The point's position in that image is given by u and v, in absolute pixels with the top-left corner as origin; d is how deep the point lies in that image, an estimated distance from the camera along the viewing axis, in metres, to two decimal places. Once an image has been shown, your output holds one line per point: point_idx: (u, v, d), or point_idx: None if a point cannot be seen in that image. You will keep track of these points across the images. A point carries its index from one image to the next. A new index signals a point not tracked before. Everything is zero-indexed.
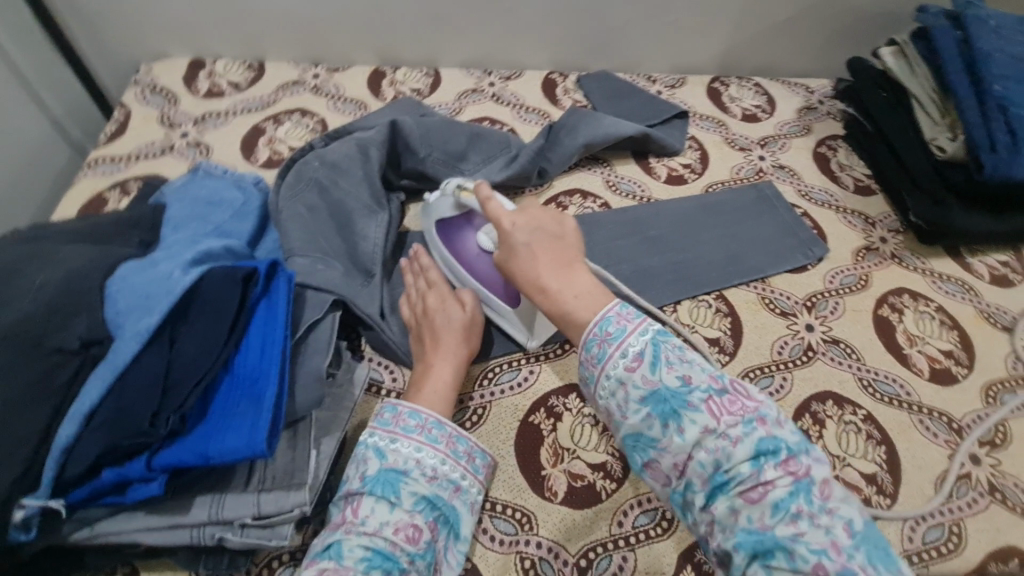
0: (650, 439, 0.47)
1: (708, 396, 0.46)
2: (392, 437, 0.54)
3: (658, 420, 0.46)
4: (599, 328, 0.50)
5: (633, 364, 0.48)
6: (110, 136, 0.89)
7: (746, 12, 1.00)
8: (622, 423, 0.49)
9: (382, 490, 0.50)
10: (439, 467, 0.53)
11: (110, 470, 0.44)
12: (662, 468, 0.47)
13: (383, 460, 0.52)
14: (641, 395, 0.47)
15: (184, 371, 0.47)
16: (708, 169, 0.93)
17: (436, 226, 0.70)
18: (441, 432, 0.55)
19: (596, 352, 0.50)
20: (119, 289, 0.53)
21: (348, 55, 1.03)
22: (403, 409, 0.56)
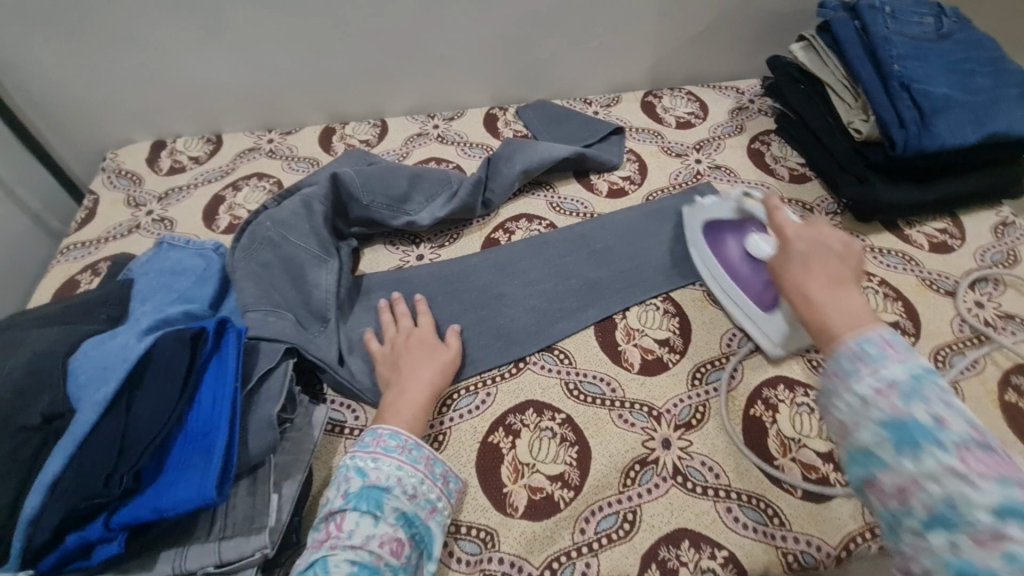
0: (874, 460, 0.38)
1: (964, 444, 0.35)
2: (373, 457, 0.56)
3: (891, 446, 0.37)
4: (856, 343, 0.42)
5: (885, 387, 0.39)
6: (80, 222, 0.94)
7: (666, 28, 1.06)
8: (848, 439, 0.40)
9: (366, 505, 0.52)
10: (419, 486, 0.55)
11: (73, 536, 0.47)
12: (883, 493, 0.37)
13: (365, 478, 0.54)
14: (879, 418, 0.38)
15: (138, 431, 0.50)
16: (647, 178, 0.97)
17: (706, 227, 0.79)
18: (420, 452, 0.58)
19: (846, 368, 0.41)
20: (80, 363, 0.57)
21: (299, 118, 1.09)
22: (383, 430, 0.58)
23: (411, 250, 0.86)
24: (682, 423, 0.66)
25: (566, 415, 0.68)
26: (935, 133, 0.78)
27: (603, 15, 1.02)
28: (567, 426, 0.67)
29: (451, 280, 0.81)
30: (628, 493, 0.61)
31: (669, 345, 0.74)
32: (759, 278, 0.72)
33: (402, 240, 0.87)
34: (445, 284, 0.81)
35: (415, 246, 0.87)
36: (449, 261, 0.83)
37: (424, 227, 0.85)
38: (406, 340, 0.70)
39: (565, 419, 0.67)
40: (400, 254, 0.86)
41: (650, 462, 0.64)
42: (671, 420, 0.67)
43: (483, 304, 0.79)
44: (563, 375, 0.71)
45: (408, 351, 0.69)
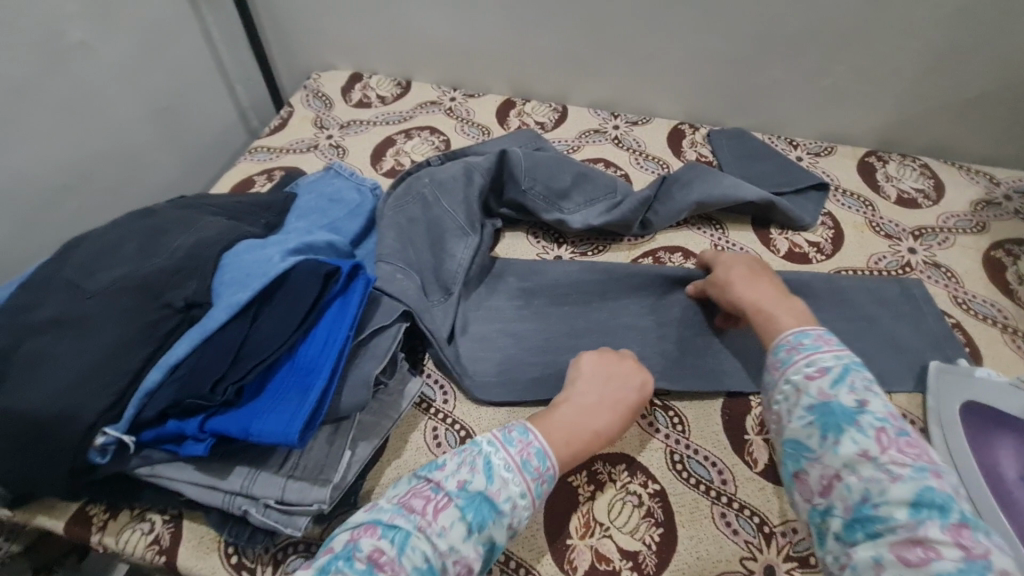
0: (806, 448, 0.46)
1: (897, 451, 0.43)
2: (511, 463, 0.49)
3: (818, 430, 0.46)
4: (795, 338, 0.53)
5: (812, 376, 0.49)
6: (272, 129, 1.02)
7: (923, 83, 0.88)
8: (787, 432, 0.48)
9: (472, 514, 0.46)
10: (521, 516, 0.48)
11: (174, 422, 0.49)
12: (808, 482, 0.45)
13: (490, 481, 0.48)
14: (812, 403, 0.47)
15: (254, 348, 0.52)
16: (840, 252, 0.82)
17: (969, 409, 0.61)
18: (545, 488, 0.50)
19: (783, 356, 0.52)
20: (230, 263, 0.61)
21: (485, 83, 1.09)
22: (533, 440, 0.51)
23: (552, 248, 0.81)
24: (797, 556, 0.55)
25: (660, 488, 0.59)
26: None
27: (849, 51, 0.87)
28: (657, 501, 0.58)
29: (581, 294, 0.75)
30: None
31: None
32: None
33: (546, 235, 0.83)
34: (574, 296, 0.75)
35: (557, 245, 0.82)
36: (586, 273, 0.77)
37: (572, 229, 0.80)
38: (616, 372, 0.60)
39: (657, 492, 0.59)
40: (539, 249, 0.81)
41: None
42: (783, 547, 0.55)
43: (607, 331, 0.71)
44: (671, 442, 0.63)
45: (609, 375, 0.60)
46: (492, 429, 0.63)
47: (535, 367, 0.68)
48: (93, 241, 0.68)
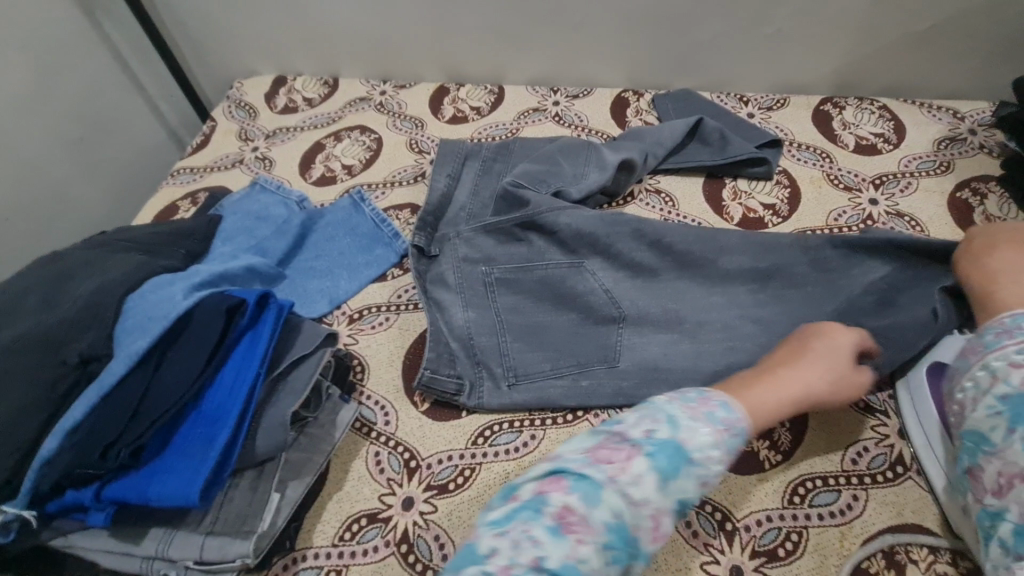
0: (986, 440, 0.45)
1: None
2: (694, 415, 0.46)
3: (1008, 424, 0.44)
4: (1009, 322, 0.48)
5: (1020, 364, 0.45)
6: (195, 148, 0.96)
7: (872, 19, 0.82)
8: (969, 421, 0.47)
9: (666, 461, 0.43)
10: (715, 470, 0.45)
11: (70, 493, 0.46)
12: (984, 479, 0.45)
13: (676, 429, 0.44)
14: (1006, 392, 0.45)
15: (152, 401, 0.48)
16: (797, 212, 0.77)
17: (932, 370, 0.57)
18: (737, 440, 0.46)
19: (989, 339, 0.48)
20: (133, 306, 0.56)
21: (415, 72, 1.02)
22: (713, 396, 0.48)
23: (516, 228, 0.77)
24: (763, 551, 0.52)
25: None
26: None
27: None
28: None
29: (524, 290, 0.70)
30: None
31: (771, 440, 0.58)
32: None
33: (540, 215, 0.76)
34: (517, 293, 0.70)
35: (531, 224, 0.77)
36: None
37: (573, 200, 0.74)
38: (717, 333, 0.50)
39: None
40: None
41: None
42: (747, 543, 0.53)
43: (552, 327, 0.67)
44: None
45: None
46: (437, 448, 0.60)
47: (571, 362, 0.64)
48: None
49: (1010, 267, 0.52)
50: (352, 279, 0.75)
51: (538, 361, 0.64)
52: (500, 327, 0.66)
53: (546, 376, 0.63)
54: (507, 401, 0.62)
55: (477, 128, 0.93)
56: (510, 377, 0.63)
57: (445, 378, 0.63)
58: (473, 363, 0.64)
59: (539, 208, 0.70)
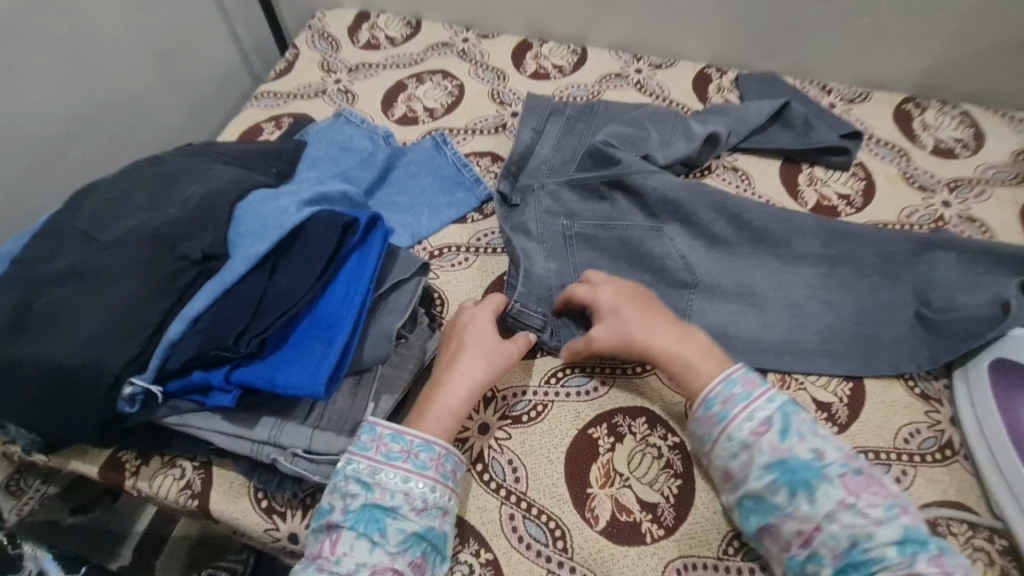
0: (772, 504, 0.51)
1: (840, 471, 0.50)
2: (374, 467, 0.49)
3: (785, 487, 0.50)
4: (705, 407, 0.55)
5: (756, 431, 0.53)
6: (278, 73, 0.98)
7: (972, 22, 0.82)
8: (744, 490, 0.52)
9: (364, 527, 0.48)
10: (427, 496, 0.49)
11: (198, 373, 0.49)
12: (782, 534, 0.50)
13: (368, 493, 0.49)
14: (767, 461, 0.51)
15: (275, 300, 0.51)
16: (871, 205, 0.79)
17: (998, 367, 0.60)
18: (428, 456, 0.51)
19: (718, 409, 0.55)
20: (245, 213, 0.59)
21: (499, 23, 1.02)
22: (383, 431, 0.51)
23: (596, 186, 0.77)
24: None
25: (679, 441, 0.60)
26: None
27: None
28: (677, 452, 0.59)
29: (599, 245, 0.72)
30: (725, 562, 0.54)
31: (829, 412, 0.62)
32: None
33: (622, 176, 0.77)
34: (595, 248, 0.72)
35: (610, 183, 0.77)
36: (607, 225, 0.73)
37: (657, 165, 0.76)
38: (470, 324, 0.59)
39: (677, 444, 0.60)
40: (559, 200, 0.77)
41: None
42: None
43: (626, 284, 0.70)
44: None
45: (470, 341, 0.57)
46: (513, 381, 0.64)
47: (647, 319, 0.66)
48: (103, 190, 0.66)
49: (665, 339, 0.59)
50: (433, 217, 0.77)
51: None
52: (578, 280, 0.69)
53: None
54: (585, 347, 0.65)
55: (558, 87, 0.94)
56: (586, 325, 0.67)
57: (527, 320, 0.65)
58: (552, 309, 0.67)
59: (630, 169, 0.72)
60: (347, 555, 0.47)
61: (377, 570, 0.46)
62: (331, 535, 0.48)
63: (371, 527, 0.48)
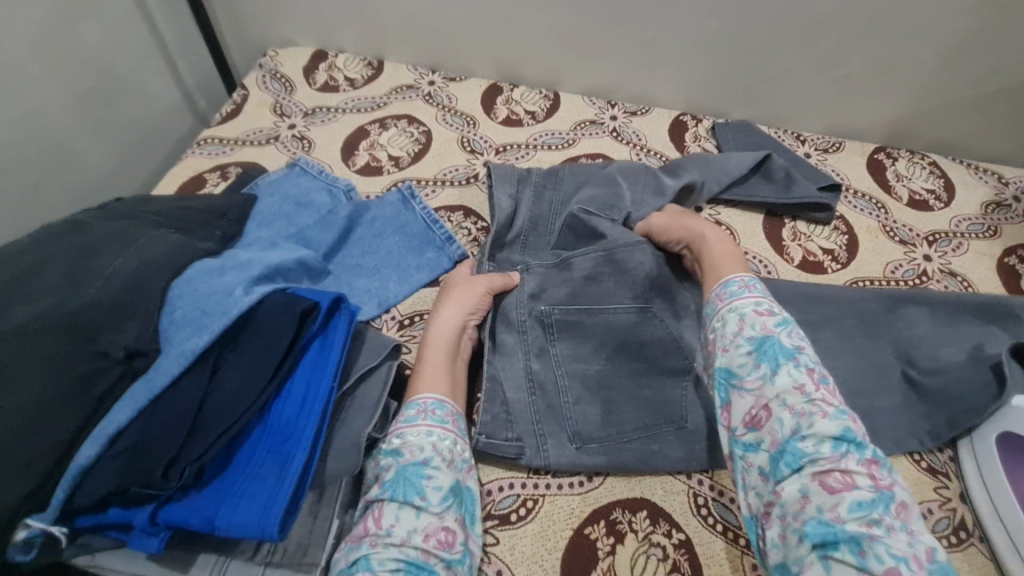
0: (737, 377, 0.52)
1: (810, 369, 0.51)
2: (398, 434, 0.50)
3: (755, 360, 0.52)
4: (723, 290, 0.58)
5: (756, 311, 0.54)
6: (224, 116, 0.89)
7: (940, 77, 0.83)
8: (718, 360, 0.54)
9: (404, 493, 0.47)
10: (454, 448, 0.51)
11: (117, 509, 0.40)
12: (735, 411, 0.52)
13: (399, 459, 0.49)
14: (753, 335, 0.53)
15: (216, 411, 0.42)
16: (856, 261, 0.77)
17: (1006, 441, 0.57)
18: (443, 412, 0.52)
19: (732, 293, 0.57)
20: (181, 294, 0.50)
21: (467, 66, 0.98)
22: (398, 409, 0.53)
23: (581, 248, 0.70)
24: None
25: (685, 537, 0.54)
26: None
27: (869, 41, 0.80)
28: (683, 552, 0.53)
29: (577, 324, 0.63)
30: None
31: None
32: None
33: None
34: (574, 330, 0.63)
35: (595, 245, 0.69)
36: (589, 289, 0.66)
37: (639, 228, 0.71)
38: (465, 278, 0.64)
39: (683, 541, 0.54)
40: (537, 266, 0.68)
41: None
42: None
43: None
44: (693, 483, 0.58)
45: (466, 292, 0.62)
46: (498, 474, 0.57)
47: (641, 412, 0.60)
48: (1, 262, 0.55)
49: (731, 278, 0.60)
50: (403, 281, 0.70)
51: (603, 420, 0.59)
52: (561, 384, 0.61)
53: (615, 440, 0.58)
54: (576, 464, 0.57)
55: (531, 134, 0.90)
56: (577, 436, 0.58)
57: (502, 442, 0.57)
58: (534, 421, 0.59)
59: (617, 242, 0.66)
60: (395, 526, 0.45)
61: (429, 534, 0.45)
62: (372, 512, 0.47)
63: (411, 492, 0.47)
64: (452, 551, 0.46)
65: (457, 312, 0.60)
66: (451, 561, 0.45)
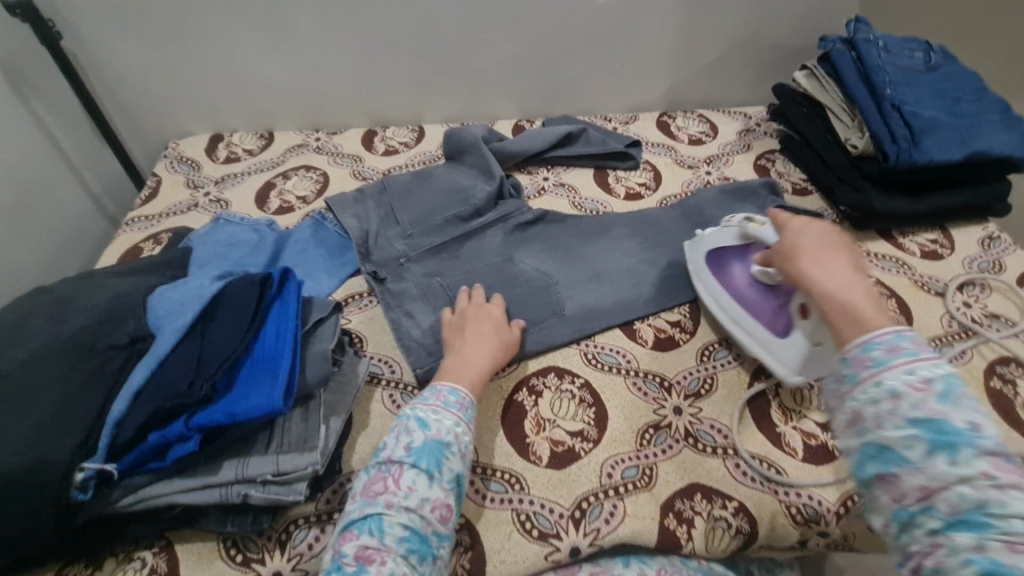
0: (900, 456, 0.43)
1: (988, 453, 0.41)
2: (435, 411, 0.60)
3: (927, 443, 0.42)
4: (862, 348, 0.48)
5: (915, 384, 0.45)
6: (144, 199, 1.03)
7: (682, 55, 1.17)
8: (872, 435, 0.45)
9: (425, 462, 0.56)
10: (471, 445, 0.60)
11: (154, 434, 0.53)
12: (901, 489, 0.43)
13: (427, 432, 0.58)
14: (912, 416, 0.44)
15: (214, 353, 0.57)
16: (661, 185, 1.06)
17: (710, 255, 0.81)
18: (473, 413, 0.62)
19: (877, 355, 0.47)
20: (158, 300, 0.64)
21: (344, 120, 1.20)
22: (443, 388, 0.63)
23: (453, 230, 0.92)
24: (691, 392, 0.73)
25: (584, 380, 0.75)
26: (925, 150, 0.86)
27: (626, 41, 1.13)
28: (585, 389, 0.74)
29: (454, 267, 0.87)
30: (644, 451, 0.67)
31: (680, 326, 0.81)
32: (770, 301, 0.72)
33: (466, 213, 0.94)
34: (455, 272, 0.87)
35: (462, 224, 0.93)
36: (462, 243, 0.91)
37: (486, 207, 0.96)
38: (476, 314, 0.75)
39: (583, 382, 0.74)
40: (416, 249, 0.89)
41: (664, 426, 0.70)
42: (680, 390, 0.74)
43: (512, 282, 0.85)
44: (583, 346, 0.79)
45: (477, 323, 0.74)
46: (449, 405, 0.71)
47: (529, 312, 0.81)
48: None
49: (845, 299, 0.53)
50: (333, 278, 0.88)
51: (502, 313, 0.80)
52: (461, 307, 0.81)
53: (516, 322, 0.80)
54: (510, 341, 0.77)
55: (409, 157, 1.13)
56: None
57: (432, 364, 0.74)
58: None
59: (475, 227, 0.93)
60: (411, 489, 0.54)
61: (435, 506, 0.54)
62: (393, 473, 0.55)
63: (432, 461, 0.56)
64: (446, 528, 0.54)
65: (466, 338, 0.71)
66: (443, 535, 0.54)
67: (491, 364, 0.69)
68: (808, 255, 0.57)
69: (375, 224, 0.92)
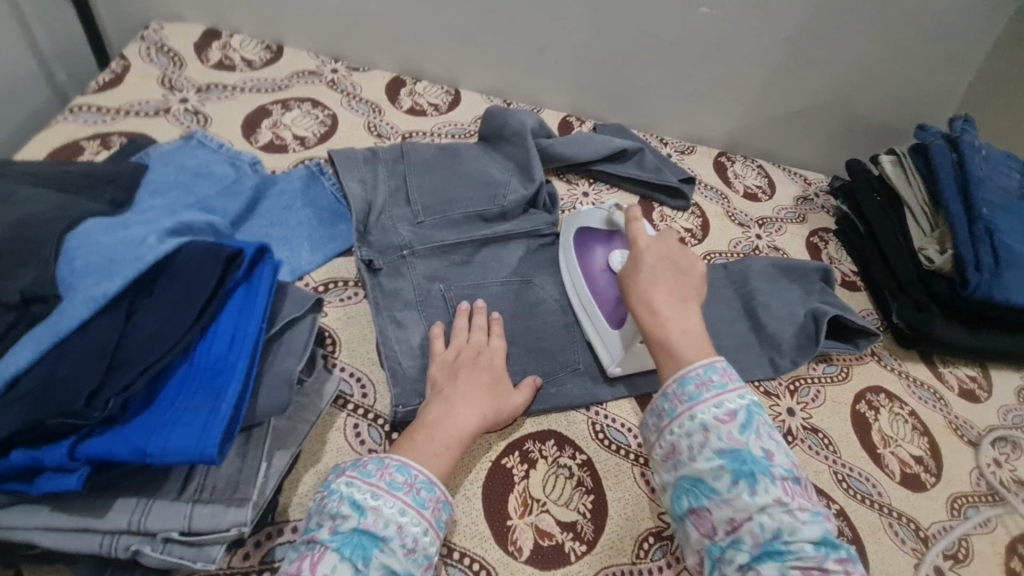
0: (709, 487, 0.49)
1: (783, 474, 0.49)
2: (374, 492, 0.48)
3: (729, 475, 0.49)
4: (679, 384, 0.54)
5: (722, 417, 0.51)
6: (103, 85, 0.85)
7: (762, 97, 1.04)
8: (688, 466, 0.51)
9: (350, 551, 0.44)
10: (420, 538, 0.47)
11: (21, 451, 0.38)
12: (711, 518, 0.49)
13: (361, 517, 0.46)
14: (720, 446, 0.50)
15: (137, 351, 0.42)
16: (708, 238, 0.94)
17: (578, 233, 0.75)
18: (428, 495, 0.49)
19: (691, 390, 0.54)
20: (79, 244, 0.46)
21: (370, 57, 1.01)
22: (390, 461, 0.50)
23: (472, 230, 0.77)
24: None
25: (586, 458, 0.63)
26: (1005, 287, 0.78)
27: (711, 63, 0.99)
28: (586, 470, 0.62)
29: (464, 275, 0.73)
30: (639, 566, 0.57)
31: None
32: (614, 291, 0.69)
33: (490, 213, 0.78)
34: (464, 282, 0.72)
35: (483, 226, 0.78)
36: (479, 249, 0.75)
37: (517, 211, 0.80)
38: (473, 359, 0.62)
39: (585, 461, 0.63)
40: (424, 241, 0.73)
41: (665, 537, 0.59)
42: None
43: (529, 313, 0.71)
44: (591, 414, 0.67)
45: (471, 368, 0.61)
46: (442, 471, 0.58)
47: (539, 358, 0.68)
48: None
49: (686, 331, 0.58)
50: (315, 251, 0.72)
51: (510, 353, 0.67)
52: None
53: (523, 367, 0.67)
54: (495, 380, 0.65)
55: (435, 123, 0.96)
56: None
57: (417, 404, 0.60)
58: None
59: (499, 231, 0.77)
60: None
61: None
62: (311, 555, 0.44)
63: (356, 553, 0.44)
64: None
65: (454, 394, 0.58)
66: None
67: (477, 432, 0.57)
68: (644, 277, 0.62)
69: (379, 197, 0.75)
